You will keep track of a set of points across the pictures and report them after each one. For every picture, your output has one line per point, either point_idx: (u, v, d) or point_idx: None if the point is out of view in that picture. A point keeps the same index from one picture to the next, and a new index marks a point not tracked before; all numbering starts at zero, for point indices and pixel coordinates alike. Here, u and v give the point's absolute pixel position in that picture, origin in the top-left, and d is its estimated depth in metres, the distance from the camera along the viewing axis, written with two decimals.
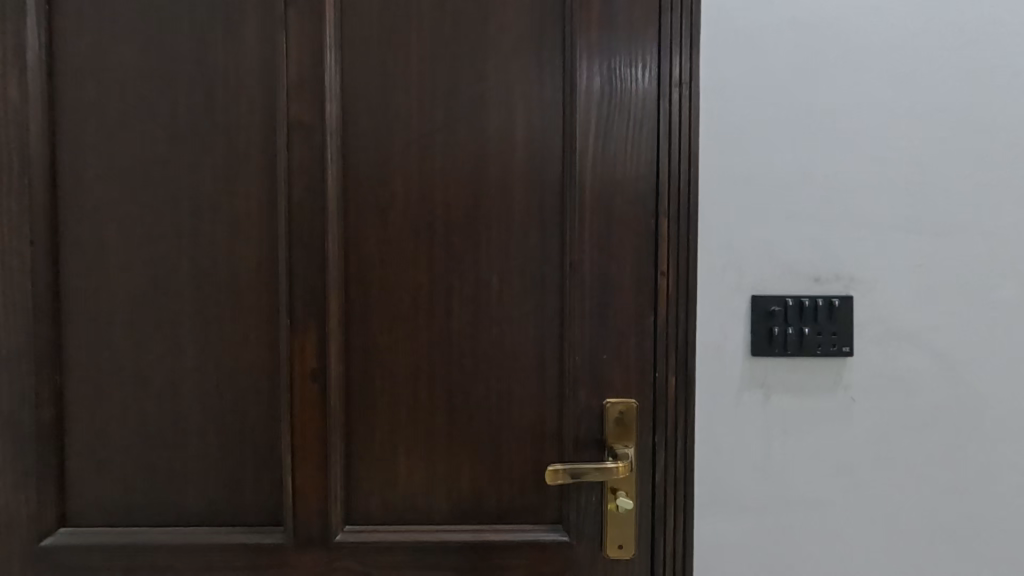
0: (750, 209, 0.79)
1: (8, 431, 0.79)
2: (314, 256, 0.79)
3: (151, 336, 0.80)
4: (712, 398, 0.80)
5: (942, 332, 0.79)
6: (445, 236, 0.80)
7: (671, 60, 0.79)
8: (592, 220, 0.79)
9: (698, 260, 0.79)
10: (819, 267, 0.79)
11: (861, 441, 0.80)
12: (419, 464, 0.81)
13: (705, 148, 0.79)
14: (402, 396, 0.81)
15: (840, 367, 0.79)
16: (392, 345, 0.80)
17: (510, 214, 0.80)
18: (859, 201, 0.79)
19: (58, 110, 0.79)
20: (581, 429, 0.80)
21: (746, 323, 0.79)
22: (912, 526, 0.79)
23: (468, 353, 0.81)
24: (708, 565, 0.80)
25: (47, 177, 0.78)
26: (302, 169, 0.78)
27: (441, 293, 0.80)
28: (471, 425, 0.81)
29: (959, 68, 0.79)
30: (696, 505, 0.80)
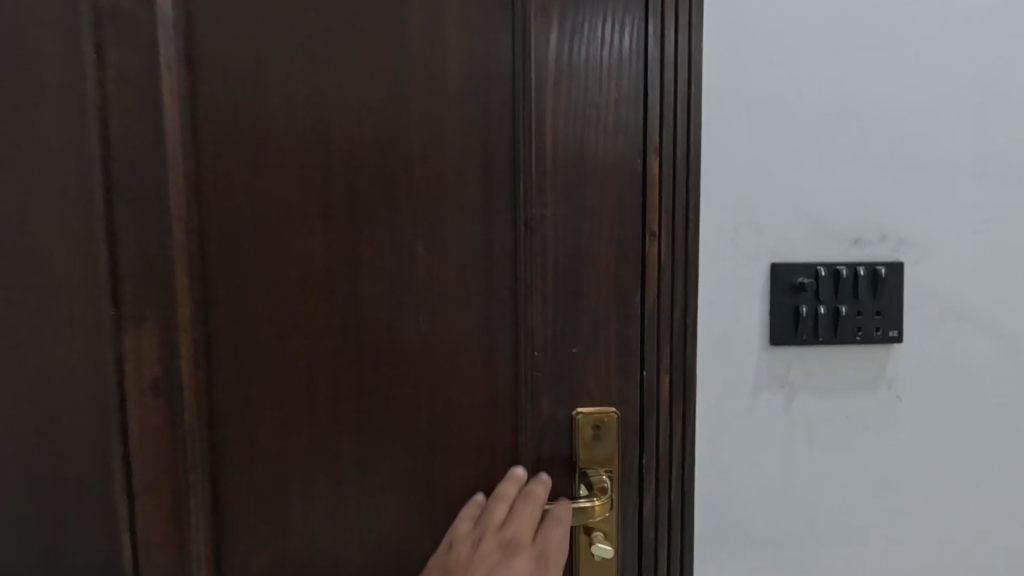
0: (770, 145, 0.58)
1: None
2: (153, 214, 0.54)
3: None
4: (717, 401, 0.59)
5: (1017, 308, 0.59)
6: (347, 184, 0.56)
7: None
8: (556, 162, 0.56)
9: (701, 218, 0.58)
10: (860, 223, 0.58)
11: (912, 453, 0.60)
12: (320, 505, 0.58)
13: (710, 61, 0.57)
14: (293, 413, 0.57)
15: (885, 356, 0.59)
16: (275, 341, 0.57)
17: (442, 155, 0.56)
18: (915, 134, 0.58)
19: None
20: (544, 449, 0.59)
21: (765, 301, 0.59)
22: (970, 559, 0.62)
23: (385, 351, 0.58)
24: None
25: None
26: (128, 85, 0.52)
27: (344, 266, 0.57)
28: (391, 448, 0.58)
29: None
30: (696, 542, 0.60)
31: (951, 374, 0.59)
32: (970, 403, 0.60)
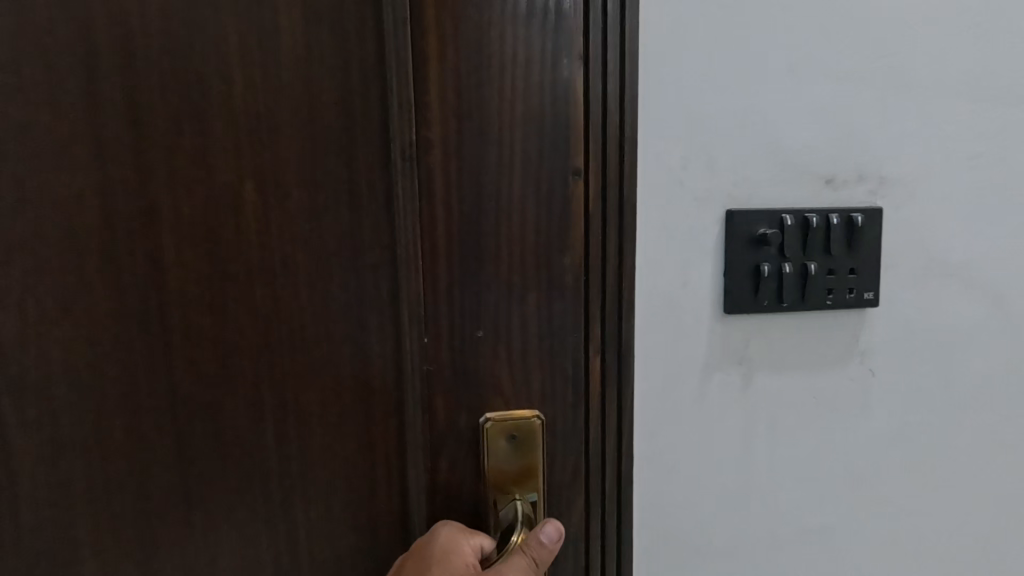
0: (728, 57, 0.44)
1: None
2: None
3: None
4: (661, 385, 0.47)
5: (1006, 263, 0.50)
6: (124, 94, 0.37)
7: None
8: (444, 66, 0.39)
9: (639, 151, 0.44)
10: (834, 160, 0.46)
11: (884, 435, 0.50)
12: (123, 558, 0.41)
13: None
14: (69, 435, 0.39)
15: (857, 323, 0.48)
16: (32, 332, 0.38)
17: (275, 57, 0.39)
18: (902, 48, 0.46)
19: None
20: (445, 468, 0.44)
21: (718, 257, 0.46)
22: (944, 551, 0.54)
23: (206, 340, 0.40)
24: None
25: None
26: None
27: (133, 220, 0.38)
28: (225, 474, 0.42)
29: None
30: (636, 556, 0.49)
31: (932, 342, 0.50)
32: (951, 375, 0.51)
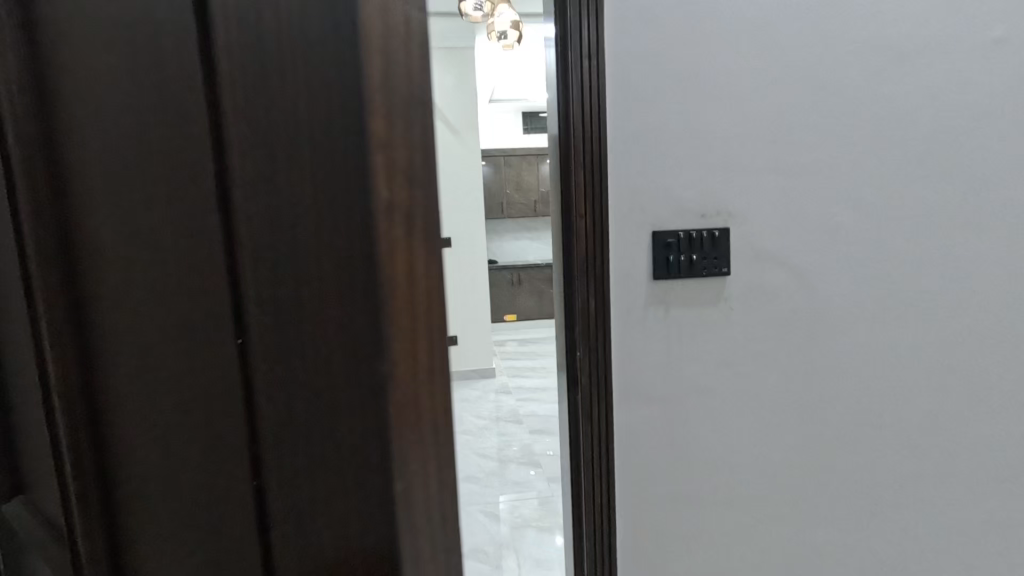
0: (648, 161, 0.88)
1: None
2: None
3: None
4: (625, 311, 0.90)
5: (801, 251, 0.93)
6: None
7: (583, 33, 0.84)
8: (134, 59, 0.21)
9: (611, 205, 0.88)
10: (703, 205, 0.90)
11: (738, 339, 0.94)
12: None
13: (614, 111, 0.86)
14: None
15: (720, 284, 0.92)
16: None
17: None
18: (734, 152, 0.90)
19: None
20: None
21: (647, 253, 0.89)
22: (776, 403, 0.96)
23: None
24: (627, 451, 0.94)
25: None
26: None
27: None
28: None
29: (814, 37, 0.89)
30: (617, 401, 0.92)
31: (760, 291, 0.93)
32: (776, 308, 0.94)
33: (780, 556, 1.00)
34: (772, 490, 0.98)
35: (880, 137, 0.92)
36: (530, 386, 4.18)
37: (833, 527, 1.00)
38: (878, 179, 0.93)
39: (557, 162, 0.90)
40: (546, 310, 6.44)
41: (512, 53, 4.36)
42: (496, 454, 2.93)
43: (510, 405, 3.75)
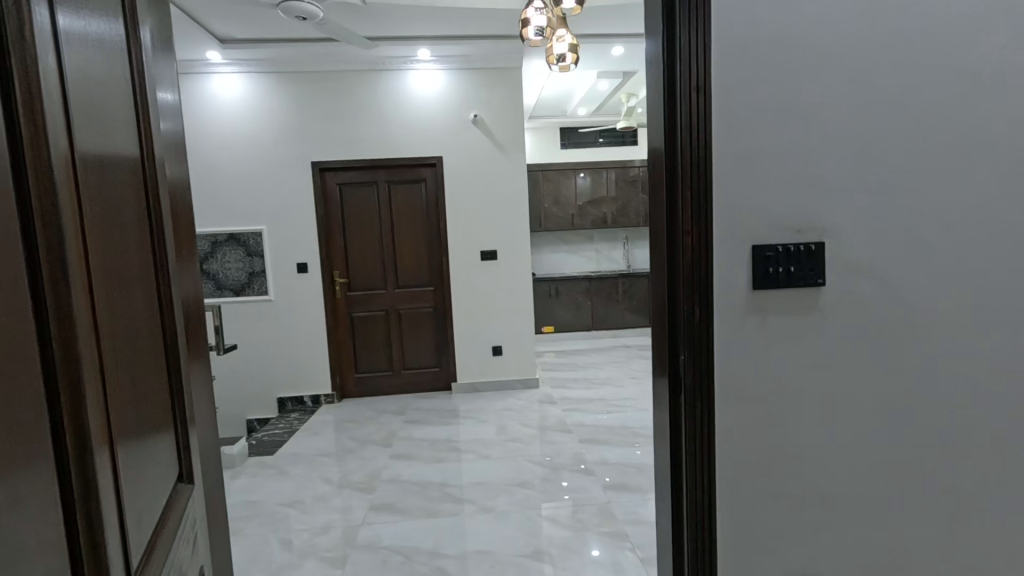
0: (747, 181, 0.96)
1: (204, 364, 1.05)
2: (114, 212, 0.65)
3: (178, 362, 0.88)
4: (727, 315, 0.99)
5: (889, 263, 1.00)
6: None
7: (692, 66, 0.93)
8: None
9: (715, 220, 0.96)
10: (799, 221, 0.98)
11: (832, 345, 1.01)
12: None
13: (718, 135, 0.95)
14: (41, 364, 0.43)
15: (816, 293, 0.99)
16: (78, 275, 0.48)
17: None
18: (826, 173, 0.97)
19: (175, 143, 0.99)
20: None
21: (748, 264, 0.98)
22: (866, 404, 1.02)
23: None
24: (725, 446, 1.01)
25: (181, 192, 1.00)
26: (126, 124, 0.73)
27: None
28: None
29: (901, 67, 0.96)
30: (717, 398, 1.00)
31: (853, 301, 1.00)
32: (868, 316, 1.01)
33: (873, 555, 1.05)
34: (861, 488, 1.04)
35: (966, 159, 0.98)
36: (573, 396, 4.25)
37: (919, 525, 1.05)
38: (965, 197, 0.99)
39: (663, 183, 1.00)
40: (584, 321, 6.50)
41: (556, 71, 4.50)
42: (549, 462, 3.00)
43: (556, 415, 3.82)
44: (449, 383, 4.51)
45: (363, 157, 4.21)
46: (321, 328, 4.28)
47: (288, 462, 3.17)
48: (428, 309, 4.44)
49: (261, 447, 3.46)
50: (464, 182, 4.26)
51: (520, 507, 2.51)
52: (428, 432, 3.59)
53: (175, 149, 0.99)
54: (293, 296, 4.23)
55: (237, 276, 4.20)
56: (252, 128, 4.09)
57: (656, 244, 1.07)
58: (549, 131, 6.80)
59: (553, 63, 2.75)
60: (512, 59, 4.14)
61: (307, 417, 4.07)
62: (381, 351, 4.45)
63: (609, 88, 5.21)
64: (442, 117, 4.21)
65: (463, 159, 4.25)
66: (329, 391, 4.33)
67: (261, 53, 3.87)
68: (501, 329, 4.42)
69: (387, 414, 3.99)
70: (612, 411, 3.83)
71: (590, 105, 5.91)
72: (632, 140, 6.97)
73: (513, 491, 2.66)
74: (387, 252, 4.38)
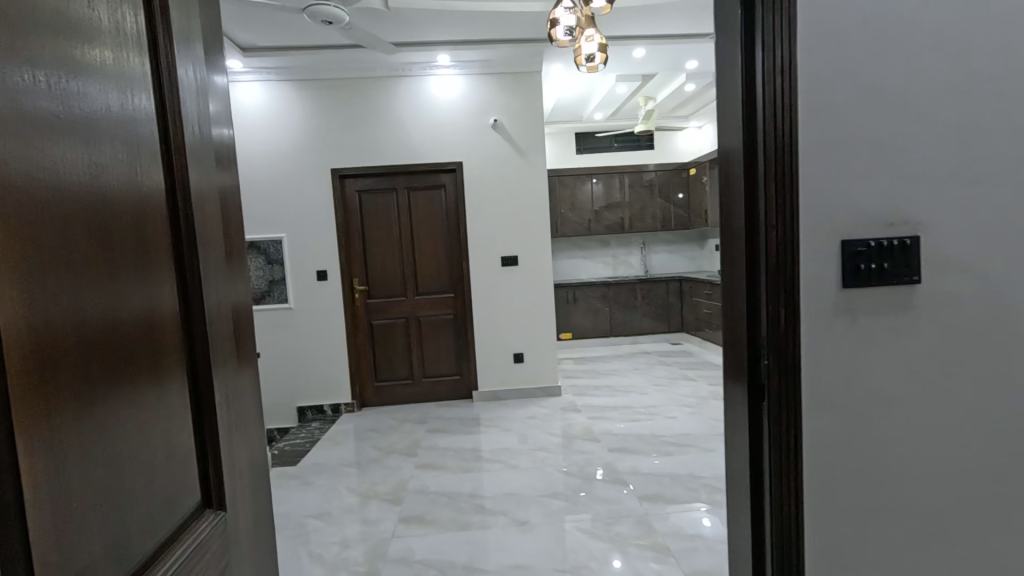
0: (836, 172, 0.90)
1: (254, 377, 0.96)
2: (116, 196, 0.55)
3: (221, 362, 0.75)
4: (816, 316, 0.92)
5: (988, 258, 0.92)
6: None
7: (776, 51, 0.87)
8: None
9: (801, 216, 0.90)
10: (892, 214, 0.91)
11: (926, 346, 0.93)
12: None
13: (804, 123, 0.89)
14: None
15: (910, 291, 0.92)
16: None
17: None
18: (920, 161, 0.90)
19: (223, 139, 0.92)
20: None
21: (836, 262, 0.91)
22: (963, 411, 0.95)
23: None
24: (812, 456, 0.94)
25: (229, 191, 0.93)
26: (137, 70, 0.62)
27: None
28: None
29: (997, 48, 0.89)
30: (803, 405, 0.93)
31: (951, 300, 0.93)
32: (964, 318, 0.93)
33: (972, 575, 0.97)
34: (958, 502, 0.96)
35: None
36: (597, 403, 4.17)
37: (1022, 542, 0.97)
38: None
39: (741, 177, 0.93)
40: (602, 327, 6.42)
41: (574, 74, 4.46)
42: (579, 472, 2.93)
43: (582, 422, 3.75)
44: (470, 391, 4.44)
45: (383, 164, 4.18)
46: (342, 335, 4.24)
47: (312, 473, 3.12)
48: (448, 316, 4.39)
49: (283, 458, 3.40)
50: (484, 187, 4.22)
51: (554, 519, 2.43)
52: (452, 441, 3.52)
53: (224, 148, 0.93)
54: (313, 304, 4.20)
55: (257, 285, 4.17)
56: (271, 135, 4.07)
57: (732, 243, 1.00)
58: (564, 136, 6.77)
59: (581, 63, 2.72)
60: (531, 63, 4.11)
61: (328, 426, 4.02)
62: (401, 360, 4.39)
63: (627, 92, 5.18)
64: (462, 123, 4.18)
65: (483, 164, 4.21)
66: (349, 400, 4.29)
67: (282, 62, 3.87)
68: (523, 336, 4.36)
69: (409, 423, 3.93)
70: (639, 419, 3.75)
71: (606, 109, 5.87)
72: (648, 143, 6.93)
73: (545, 503, 2.59)
74: (406, 259, 4.34)
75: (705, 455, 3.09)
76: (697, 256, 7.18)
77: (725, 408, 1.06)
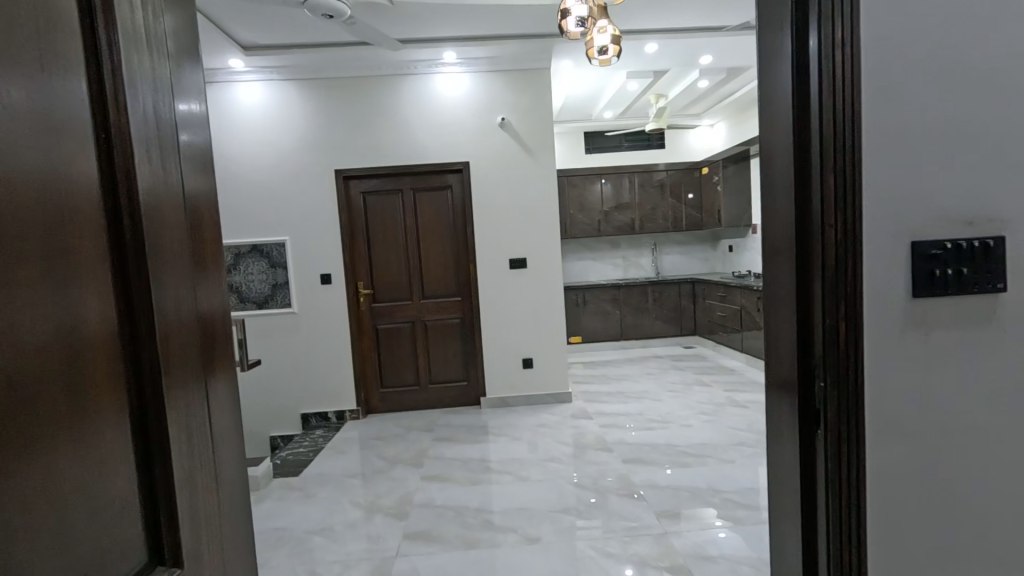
0: (907, 162, 0.77)
1: (237, 402, 0.87)
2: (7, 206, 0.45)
3: (177, 392, 0.65)
4: (882, 330, 0.79)
5: None
6: None
7: (837, 21, 0.74)
8: None
9: (866, 214, 0.77)
10: (972, 211, 0.78)
11: (1013, 365, 0.80)
12: None
13: (869, 105, 0.76)
14: None
15: (993, 302, 0.79)
16: None
17: None
18: (1006, 149, 0.77)
19: (201, 138, 0.83)
20: None
21: (907, 267, 0.78)
22: None
23: None
24: (878, 493, 0.81)
25: (206, 196, 0.84)
26: (58, 54, 0.52)
27: None
28: None
29: None
30: (867, 435, 0.80)
31: None
32: None
33: None
34: None
35: None
36: (610, 410, 4.03)
37: None
38: None
39: (793, 164, 0.81)
40: (613, 330, 6.27)
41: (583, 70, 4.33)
42: (592, 485, 2.79)
43: (594, 430, 3.61)
44: (477, 397, 4.32)
45: (388, 164, 4.07)
46: (346, 340, 4.13)
47: (315, 484, 3.01)
48: (455, 320, 4.27)
49: (284, 468, 3.27)
50: (491, 188, 4.10)
51: (566, 536, 2.30)
52: (460, 450, 3.39)
53: (203, 149, 0.84)
54: (317, 309, 4.10)
55: (260, 289, 4.08)
56: (274, 136, 3.98)
57: (777, 240, 0.88)
58: (573, 136, 6.63)
59: (594, 57, 2.59)
60: (539, 60, 3.98)
61: (332, 434, 3.91)
62: (407, 365, 4.28)
63: (638, 89, 5.04)
64: (468, 122, 4.07)
65: (490, 164, 4.09)
66: (354, 406, 4.18)
67: (284, 60, 3.77)
68: (532, 341, 4.23)
69: (415, 431, 3.81)
70: (653, 427, 3.60)
71: (616, 108, 5.73)
72: (659, 142, 6.78)
73: (557, 519, 2.46)
74: (412, 262, 4.23)
75: (725, 467, 2.94)
76: (710, 257, 7.02)
77: (768, 425, 0.94)
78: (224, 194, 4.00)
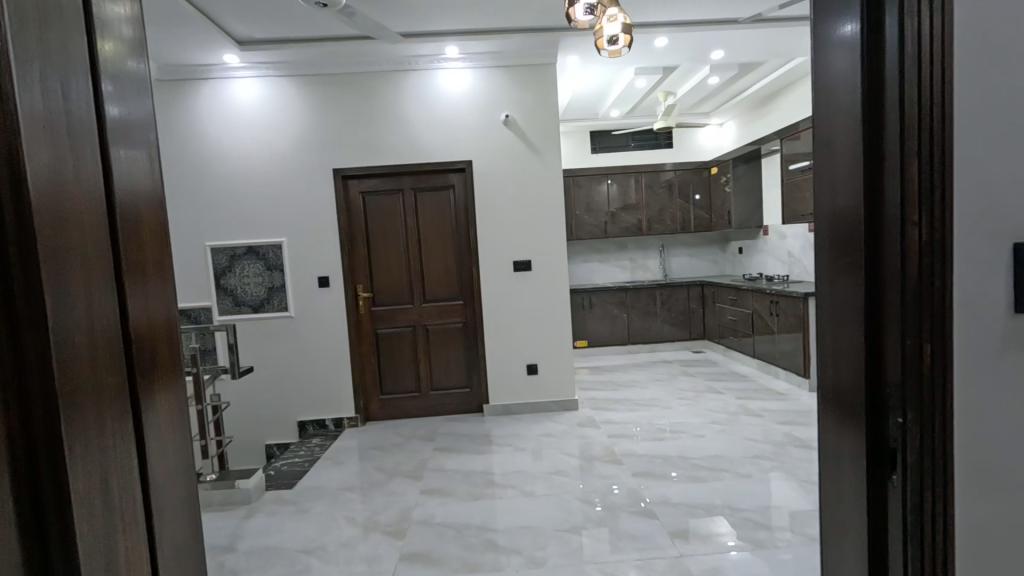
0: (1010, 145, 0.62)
1: (184, 442, 0.73)
2: None
3: (82, 440, 0.53)
4: (979, 352, 0.63)
5: None
6: None
7: None
8: None
9: (959, 211, 0.62)
10: None
11: None
12: None
13: (965, 74, 0.61)
14: None
15: None
16: None
17: None
18: None
19: (142, 126, 0.70)
20: None
21: (1009, 275, 0.63)
22: None
23: None
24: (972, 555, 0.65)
25: (151, 196, 0.70)
26: None
27: None
28: None
29: None
30: (958, 483, 0.64)
31: None
32: None
33: None
34: None
35: None
36: (618, 419, 3.87)
37: None
38: None
39: (860, 149, 0.66)
40: (620, 334, 6.11)
41: (590, 65, 4.19)
42: (601, 501, 2.63)
43: (602, 441, 3.45)
44: (480, 405, 4.17)
45: (388, 163, 3.93)
46: (345, 346, 3.99)
47: (309, 498, 2.86)
48: (457, 325, 4.13)
49: (278, 481, 3.12)
50: (495, 188, 3.96)
51: (574, 559, 2.15)
52: (462, 462, 3.24)
53: (147, 143, 0.71)
54: (314, 312, 3.96)
55: (256, 291, 3.95)
56: (270, 134, 3.85)
57: (835, 242, 0.73)
58: (579, 135, 6.47)
59: (604, 47, 2.43)
60: (545, 55, 3.84)
61: (329, 442, 3.77)
62: (408, 372, 4.14)
63: (647, 86, 4.89)
64: (471, 120, 3.93)
65: (494, 163, 3.94)
66: (353, 414, 4.04)
67: (281, 56, 3.64)
68: (537, 347, 4.08)
69: (415, 441, 3.66)
70: (664, 438, 3.44)
71: (623, 106, 5.58)
72: (666, 142, 6.62)
73: (564, 539, 2.30)
74: (413, 264, 4.09)
75: (742, 482, 2.78)
76: (719, 259, 6.86)
77: (820, 460, 0.80)
78: (219, 194, 3.87)
